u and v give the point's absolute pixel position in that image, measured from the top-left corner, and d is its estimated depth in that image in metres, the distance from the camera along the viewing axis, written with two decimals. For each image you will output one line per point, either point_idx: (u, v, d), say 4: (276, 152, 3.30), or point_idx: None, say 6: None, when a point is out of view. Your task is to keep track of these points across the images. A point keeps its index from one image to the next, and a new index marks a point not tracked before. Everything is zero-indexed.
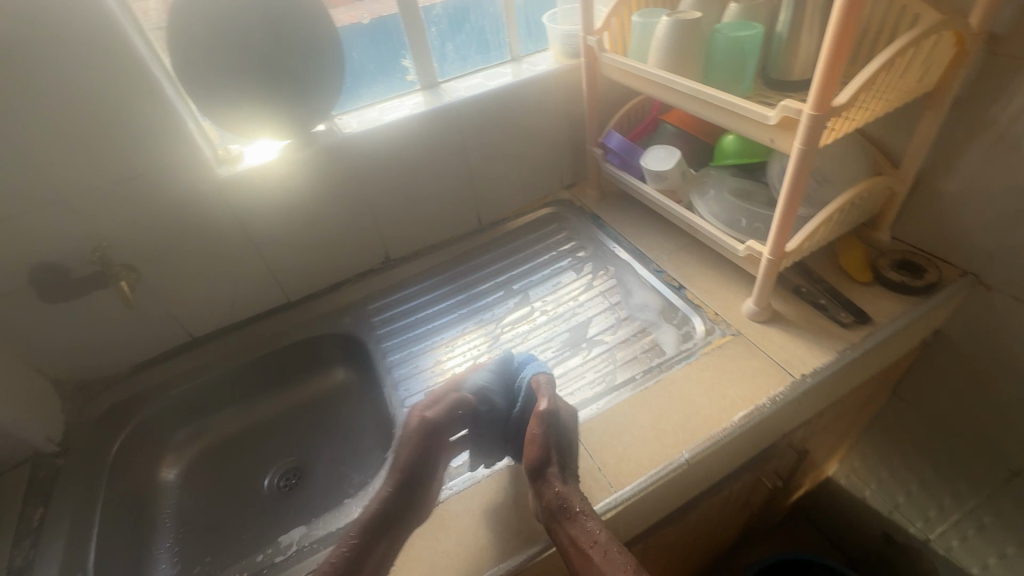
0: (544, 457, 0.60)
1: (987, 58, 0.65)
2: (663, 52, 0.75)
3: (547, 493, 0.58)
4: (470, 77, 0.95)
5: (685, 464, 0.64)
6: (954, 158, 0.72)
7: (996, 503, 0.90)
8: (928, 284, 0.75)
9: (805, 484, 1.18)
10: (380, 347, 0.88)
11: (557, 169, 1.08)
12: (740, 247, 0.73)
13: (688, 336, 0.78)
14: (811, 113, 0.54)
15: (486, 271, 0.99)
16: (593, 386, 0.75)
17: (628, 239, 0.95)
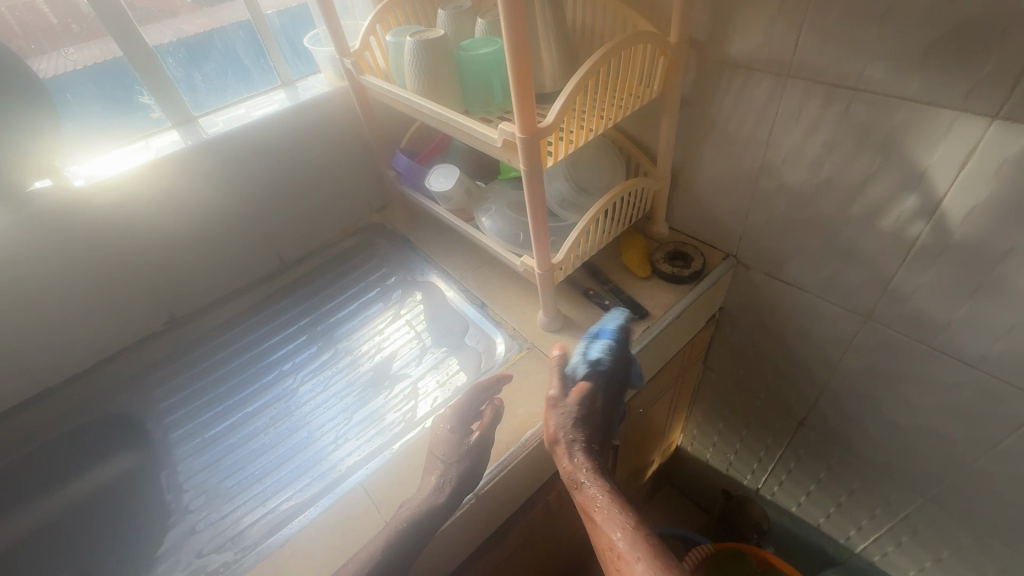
0: (584, 419, 0.61)
1: (699, 62, 0.69)
2: (413, 73, 0.72)
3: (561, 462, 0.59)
4: (233, 108, 0.87)
5: (474, 501, 0.62)
6: (698, 154, 0.78)
7: (793, 449, 1.00)
8: (694, 272, 0.80)
9: (656, 459, 1.26)
10: (164, 423, 0.78)
11: (360, 195, 1.03)
12: (518, 261, 0.73)
13: (487, 356, 0.78)
14: (523, 136, 0.54)
15: (289, 315, 0.92)
16: (391, 426, 0.72)
17: (435, 261, 0.93)
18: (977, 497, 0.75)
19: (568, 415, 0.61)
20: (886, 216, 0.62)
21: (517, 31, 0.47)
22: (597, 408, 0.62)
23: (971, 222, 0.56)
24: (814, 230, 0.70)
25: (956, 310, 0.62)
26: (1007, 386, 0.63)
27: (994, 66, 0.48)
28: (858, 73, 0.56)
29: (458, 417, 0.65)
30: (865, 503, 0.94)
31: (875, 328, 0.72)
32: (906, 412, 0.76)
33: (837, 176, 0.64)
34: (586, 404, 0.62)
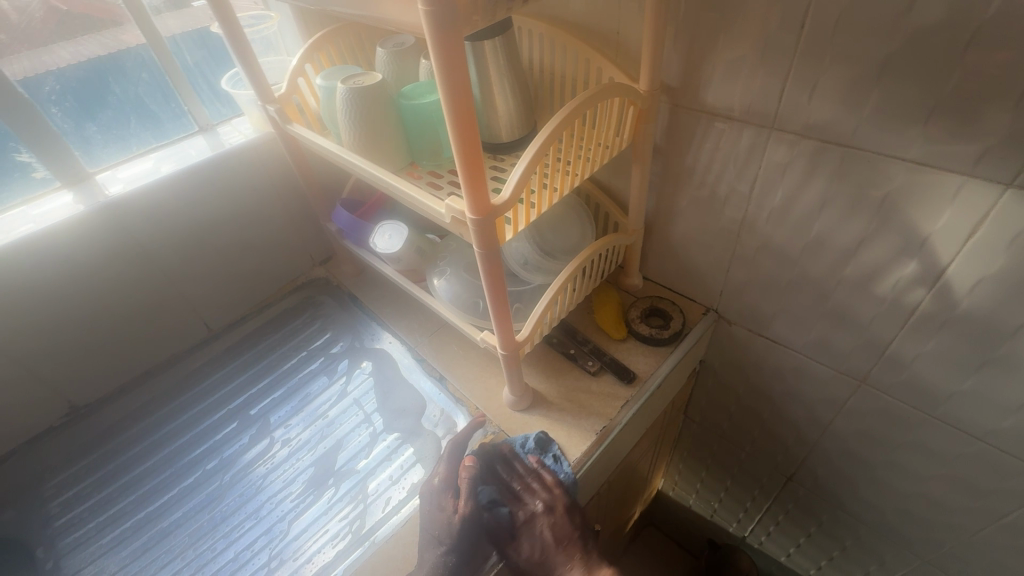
0: (543, 544, 0.59)
1: (671, 109, 0.62)
2: (346, 124, 0.62)
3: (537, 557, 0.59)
4: (139, 160, 0.75)
5: None
6: (673, 205, 0.70)
7: (781, 502, 0.94)
8: (674, 333, 0.72)
9: (637, 509, 1.18)
10: (58, 549, 0.65)
11: (300, 248, 0.91)
12: (477, 338, 0.63)
13: (447, 442, 0.68)
14: (474, 214, 0.45)
15: (217, 395, 0.80)
16: (337, 540, 0.61)
17: (386, 324, 0.83)
18: (978, 563, 0.71)
19: (529, 554, 0.59)
20: (884, 282, 0.56)
21: (456, 97, 0.38)
22: (547, 518, 0.59)
23: (980, 294, 0.50)
24: (802, 290, 0.64)
25: (961, 382, 0.57)
26: (1017, 460, 0.58)
27: (1009, 132, 0.42)
28: (852, 130, 0.50)
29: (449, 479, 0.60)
30: (858, 560, 0.89)
31: (870, 394, 0.66)
32: (904, 477, 0.70)
33: (828, 237, 0.58)
34: (533, 527, 0.60)
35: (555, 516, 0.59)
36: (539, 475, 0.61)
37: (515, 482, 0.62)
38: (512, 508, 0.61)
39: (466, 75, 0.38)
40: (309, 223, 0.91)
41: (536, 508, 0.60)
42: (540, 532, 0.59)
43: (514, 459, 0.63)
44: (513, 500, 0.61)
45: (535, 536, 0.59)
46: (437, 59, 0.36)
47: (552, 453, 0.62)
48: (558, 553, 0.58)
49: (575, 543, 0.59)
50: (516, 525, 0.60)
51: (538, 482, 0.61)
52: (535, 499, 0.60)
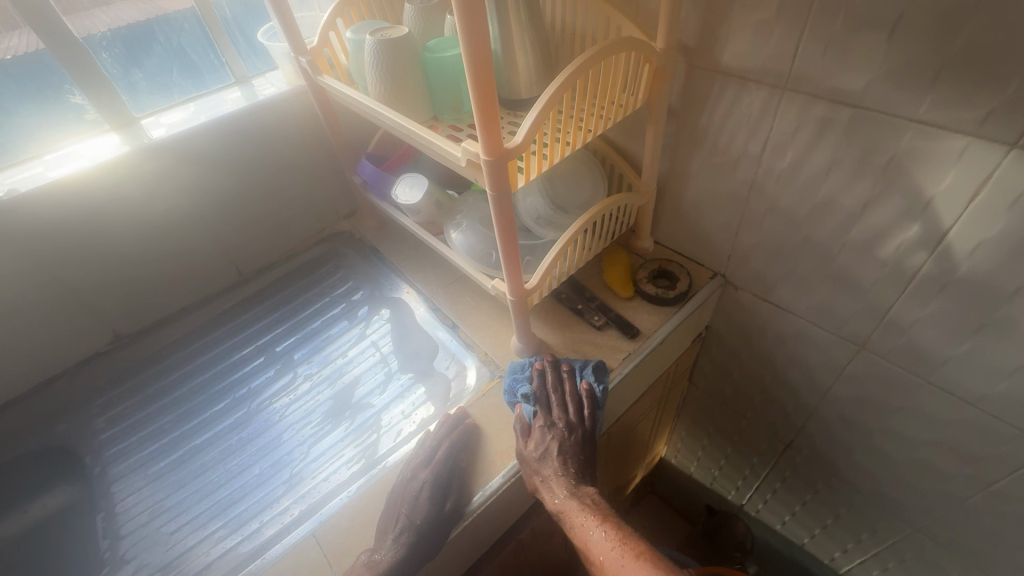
0: (549, 449, 0.60)
1: (688, 69, 0.63)
2: (373, 75, 0.65)
3: (527, 456, 0.61)
4: (179, 108, 0.79)
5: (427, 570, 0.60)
6: (686, 167, 0.72)
7: (779, 469, 0.97)
8: (679, 293, 0.75)
9: (639, 473, 1.21)
10: (103, 458, 0.72)
11: (327, 200, 0.96)
12: (489, 285, 0.67)
13: (457, 384, 0.72)
14: (488, 157, 0.48)
15: (246, 333, 0.86)
16: (352, 464, 0.66)
17: (404, 275, 0.87)
18: (966, 531, 0.73)
19: (533, 449, 0.60)
20: (887, 244, 0.57)
21: (476, 40, 0.40)
22: (563, 434, 0.60)
23: (979, 257, 0.51)
24: (807, 254, 0.65)
25: (957, 347, 0.58)
26: (1007, 426, 0.59)
27: (1016, 90, 0.42)
28: (862, 90, 0.51)
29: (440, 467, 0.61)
30: (852, 528, 0.91)
31: (868, 359, 0.67)
32: (899, 444, 0.72)
33: (835, 199, 0.59)
34: (548, 434, 0.60)
35: (571, 436, 0.61)
36: (573, 402, 0.63)
37: (556, 392, 0.63)
38: (536, 413, 0.62)
39: (485, 22, 0.40)
40: (336, 177, 0.95)
41: (558, 408, 0.62)
42: (552, 441, 0.60)
43: (566, 378, 0.65)
44: (543, 405, 0.63)
45: (543, 441, 0.60)
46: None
47: (592, 385, 0.64)
48: (556, 464, 0.59)
49: (574, 468, 0.59)
50: (535, 425, 0.61)
51: (571, 405, 0.62)
52: (561, 412, 0.62)
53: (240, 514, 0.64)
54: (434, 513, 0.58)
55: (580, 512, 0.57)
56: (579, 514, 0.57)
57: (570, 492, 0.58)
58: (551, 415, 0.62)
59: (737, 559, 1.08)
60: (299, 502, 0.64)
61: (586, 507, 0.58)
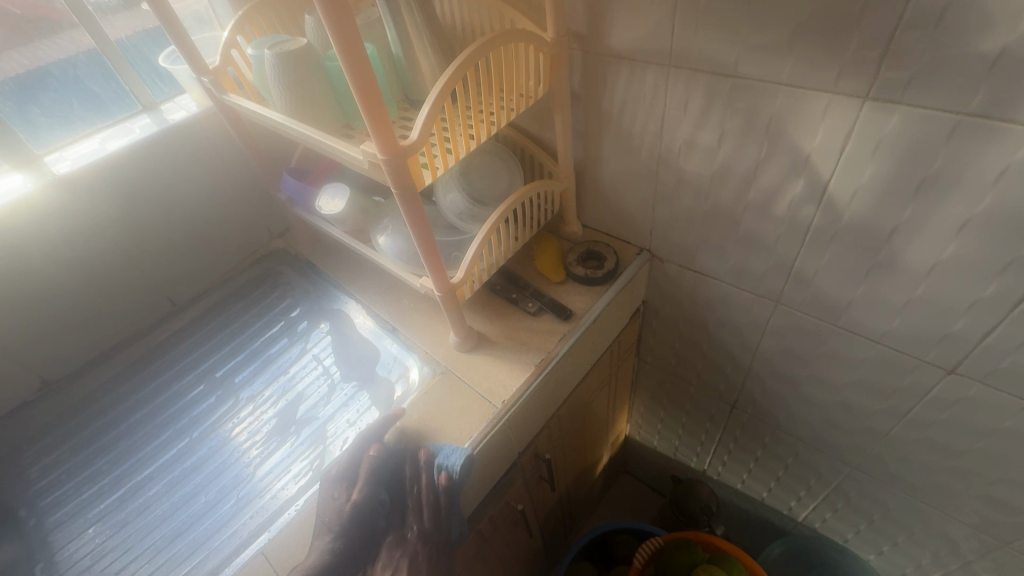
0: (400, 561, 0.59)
1: (584, 56, 0.66)
2: (276, 88, 0.65)
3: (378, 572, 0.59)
4: (84, 141, 0.77)
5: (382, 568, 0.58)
6: (598, 150, 0.75)
7: (730, 430, 1.01)
8: (607, 272, 0.77)
9: (606, 453, 1.24)
10: (38, 508, 0.69)
11: (257, 220, 0.95)
12: (417, 283, 0.68)
13: (400, 386, 0.73)
14: (384, 157, 0.49)
15: (183, 364, 0.84)
16: (299, 478, 0.66)
17: (341, 286, 0.87)
18: (895, 462, 0.77)
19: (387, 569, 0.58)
20: (781, 201, 0.61)
21: (349, 45, 0.41)
22: (415, 544, 0.59)
23: (858, 203, 0.55)
24: (716, 220, 0.69)
25: (855, 290, 0.62)
26: (909, 358, 0.63)
27: (859, 48, 0.46)
28: (735, 60, 0.54)
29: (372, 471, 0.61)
30: (801, 476, 0.95)
31: (786, 312, 0.71)
32: (824, 389, 0.77)
33: (731, 165, 0.62)
34: (401, 539, 0.60)
35: (413, 543, 0.59)
36: (415, 540, 0.59)
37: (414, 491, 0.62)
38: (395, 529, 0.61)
39: (357, 29, 0.41)
40: (263, 195, 0.94)
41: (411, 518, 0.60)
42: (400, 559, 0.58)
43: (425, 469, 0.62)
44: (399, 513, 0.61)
45: (394, 561, 0.59)
46: (324, 8, 0.39)
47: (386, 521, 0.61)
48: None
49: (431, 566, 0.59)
50: (394, 534, 0.60)
51: (425, 508, 0.60)
52: (414, 521, 0.60)
53: (189, 545, 0.62)
54: (356, 519, 0.58)
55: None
56: None
57: None
58: (402, 531, 0.60)
59: (703, 521, 1.12)
60: (247, 522, 0.63)
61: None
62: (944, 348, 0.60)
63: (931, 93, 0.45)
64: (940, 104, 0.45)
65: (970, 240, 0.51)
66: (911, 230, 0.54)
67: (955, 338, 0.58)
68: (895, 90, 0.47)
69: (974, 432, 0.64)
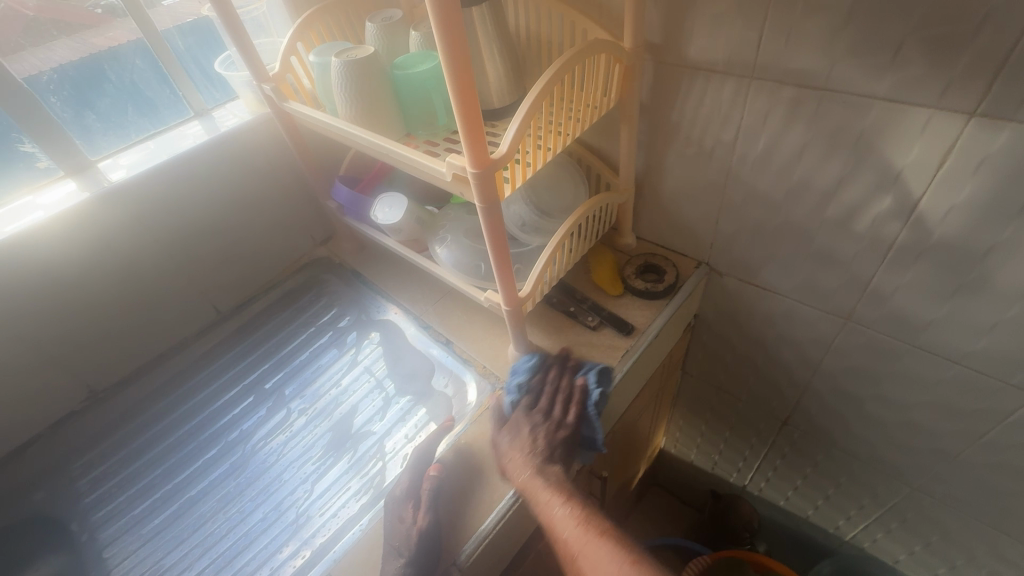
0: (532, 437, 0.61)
1: (656, 67, 0.64)
2: (342, 96, 0.64)
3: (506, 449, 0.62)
4: (138, 147, 0.76)
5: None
6: (661, 162, 0.73)
7: (778, 447, 0.99)
8: (668, 286, 0.76)
9: (642, 466, 1.22)
10: (89, 523, 0.67)
11: (302, 227, 0.94)
12: (482, 297, 0.66)
13: (458, 401, 0.72)
14: (474, 170, 0.47)
15: (230, 374, 0.82)
16: (360, 496, 0.64)
17: (390, 296, 0.85)
18: (962, 484, 0.75)
19: (515, 434, 0.62)
20: (863, 217, 0.59)
21: (456, 56, 0.40)
22: (545, 426, 0.61)
23: (951, 222, 0.54)
24: (787, 234, 0.67)
25: (937, 310, 0.60)
26: (992, 380, 0.62)
27: (971, 63, 0.45)
28: (827, 74, 0.53)
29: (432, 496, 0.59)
30: (853, 495, 0.93)
31: (855, 330, 0.70)
32: (891, 408, 0.75)
33: (810, 180, 0.61)
34: (532, 424, 0.61)
35: (552, 433, 0.61)
36: (541, 428, 0.61)
37: (547, 388, 0.64)
38: (526, 416, 0.62)
39: (464, 39, 0.40)
40: (308, 203, 0.93)
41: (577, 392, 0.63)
42: (525, 431, 0.61)
43: (565, 372, 0.66)
44: (532, 398, 0.64)
45: (519, 427, 0.62)
46: (435, 18, 0.38)
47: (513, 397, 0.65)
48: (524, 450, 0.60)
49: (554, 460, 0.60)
50: (525, 415, 0.63)
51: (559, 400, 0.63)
52: (549, 406, 0.63)
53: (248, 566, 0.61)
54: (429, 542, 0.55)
55: (545, 492, 0.57)
56: (544, 493, 0.57)
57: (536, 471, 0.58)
58: (529, 411, 0.63)
59: (745, 539, 1.10)
60: (309, 543, 0.61)
61: (552, 484, 0.58)
62: None
63: None
64: None
65: None
66: (1009, 250, 0.52)
67: None
68: (1008, 107, 0.45)
69: None
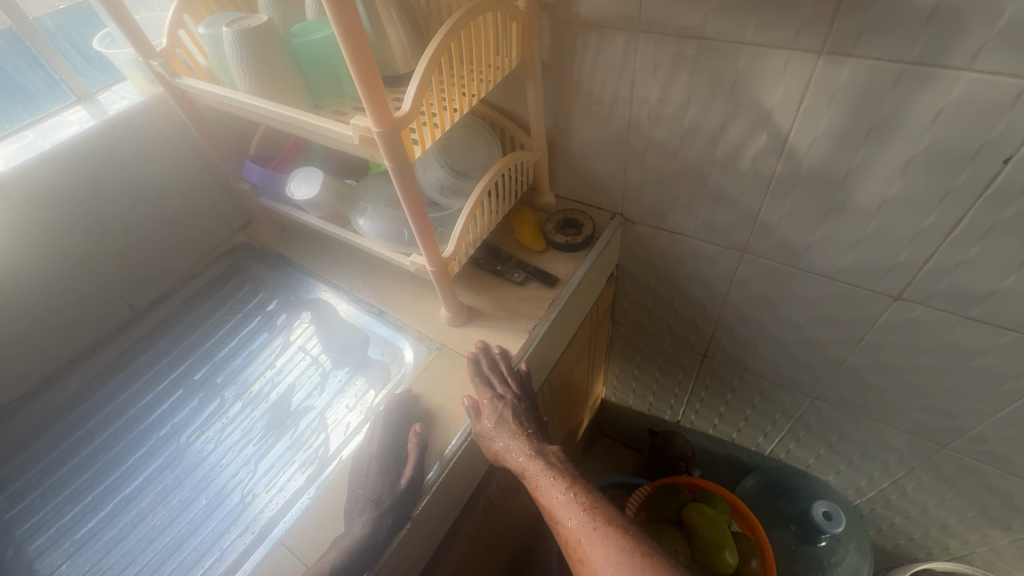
0: (507, 416, 0.63)
1: (553, 26, 0.67)
2: (239, 68, 0.62)
3: (486, 426, 0.63)
4: (14, 137, 0.70)
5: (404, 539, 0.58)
6: (569, 119, 0.77)
7: (701, 379, 1.08)
8: (586, 237, 0.80)
9: (586, 416, 1.29)
10: (14, 538, 0.64)
11: (216, 214, 0.90)
12: (408, 261, 0.67)
13: (396, 366, 0.73)
14: (379, 130, 0.48)
15: (152, 372, 0.79)
16: (305, 468, 0.65)
17: (318, 275, 0.85)
18: (850, 387, 0.87)
19: (489, 420, 0.63)
20: (746, 154, 0.66)
21: (344, 13, 0.41)
22: (511, 403, 0.64)
23: (816, 152, 0.61)
24: (686, 178, 0.73)
25: (814, 234, 0.69)
26: (862, 290, 0.71)
27: (815, 6, 0.51)
28: (702, 24, 0.57)
29: (392, 459, 0.61)
30: (766, 413, 1.04)
31: (752, 261, 0.78)
32: (788, 328, 0.84)
33: (699, 125, 0.66)
34: (500, 405, 0.63)
35: (508, 406, 0.64)
36: (511, 406, 0.64)
37: (494, 370, 0.67)
38: (482, 392, 0.65)
39: None
40: (220, 188, 0.89)
41: (488, 402, 0.64)
42: (504, 410, 0.63)
43: (501, 360, 0.68)
44: (484, 379, 0.67)
45: (499, 413, 0.63)
46: None
47: (485, 369, 0.68)
48: (514, 427, 0.62)
49: (531, 434, 0.63)
50: (485, 402, 0.64)
51: (513, 380, 0.66)
52: (504, 387, 0.65)
53: (197, 552, 0.60)
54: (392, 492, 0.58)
55: (543, 476, 0.59)
56: (546, 477, 0.59)
57: (536, 452, 0.61)
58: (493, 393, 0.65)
59: (682, 468, 1.19)
60: (256, 521, 0.61)
61: (549, 466, 0.60)
62: (891, 277, 0.67)
63: (878, 45, 0.50)
64: (886, 54, 0.50)
65: (912, 177, 0.57)
66: (862, 172, 0.60)
67: (901, 267, 0.66)
68: (848, 43, 0.51)
69: (918, 349, 0.73)
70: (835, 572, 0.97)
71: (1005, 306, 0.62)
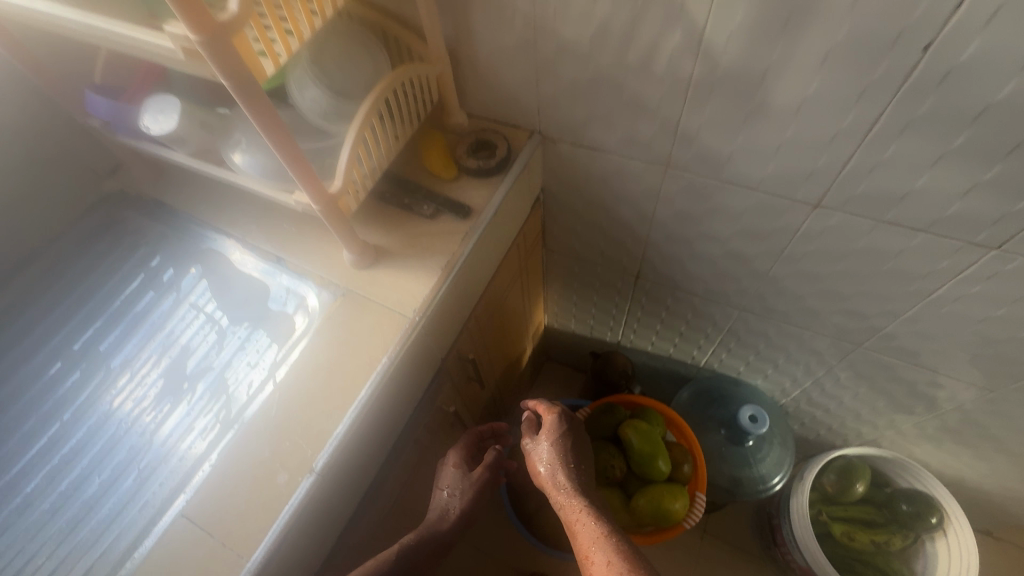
0: (558, 441, 0.68)
1: None
2: None
3: (541, 444, 0.69)
4: None
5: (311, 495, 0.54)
6: (468, 23, 0.67)
7: (637, 300, 1.07)
8: (500, 160, 0.73)
9: (529, 344, 1.29)
10: None
11: (74, 161, 0.77)
12: (291, 201, 0.59)
13: (300, 316, 0.67)
14: (200, 39, 0.39)
15: (21, 348, 0.70)
16: (207, 432, 0.60)
17: (205, 223, 0.75)
18: (774, 297, 0.88)
19: (544, 444, 0.68)
20: (661, 55, 0.59)
21: None
22: (565, 430, 0.69)
23: (733, 48, 0.55)
24: (602, 87, 0.66)
25: (734, 142, 0.64)
26: (783, 200, 0.69)
27: None
28: None
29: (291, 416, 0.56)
30: (699, 327, 1.06)
31: (675, 175, 0.73)
32: (714, 244, 0.82)
33: (609, 23, 0.59)
34: (556, 428, 0.69)
35: (561, 439, 0.68)
36: (560, 438, 0.68)
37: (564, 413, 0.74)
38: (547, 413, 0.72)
39: None
40: (71, 130, 0.76)
41: (552, 418, 0.70)
42: (557, 438, 0.68)
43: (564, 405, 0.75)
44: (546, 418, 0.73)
45: (552, 436, 0.69)
46: None
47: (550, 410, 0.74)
48: (563, 453, 0.67)
49: (575, 468, 0.66)
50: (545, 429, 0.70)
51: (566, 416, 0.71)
52: (559, 419, 0.70)
53: (93, 531, 0.56)
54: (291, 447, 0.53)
55: (580, 517, 0.60)
56: (581, 511, 0.60)
57: (576, 487, 0.63)
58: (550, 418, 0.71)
59: (623, 385, 1.22)
60: (155, 493, 0.57)
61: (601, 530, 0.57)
62: (810, 185, 0.65)
63: None
64: None
65: (830, 73, 0.53)
66: (779, 70, 0.55)
67: (819, 173, 0.63)
68: None
69: (835, 256, 0.73)
70: (758, 466, 1.04)
71: (916, 207, 0.61)
